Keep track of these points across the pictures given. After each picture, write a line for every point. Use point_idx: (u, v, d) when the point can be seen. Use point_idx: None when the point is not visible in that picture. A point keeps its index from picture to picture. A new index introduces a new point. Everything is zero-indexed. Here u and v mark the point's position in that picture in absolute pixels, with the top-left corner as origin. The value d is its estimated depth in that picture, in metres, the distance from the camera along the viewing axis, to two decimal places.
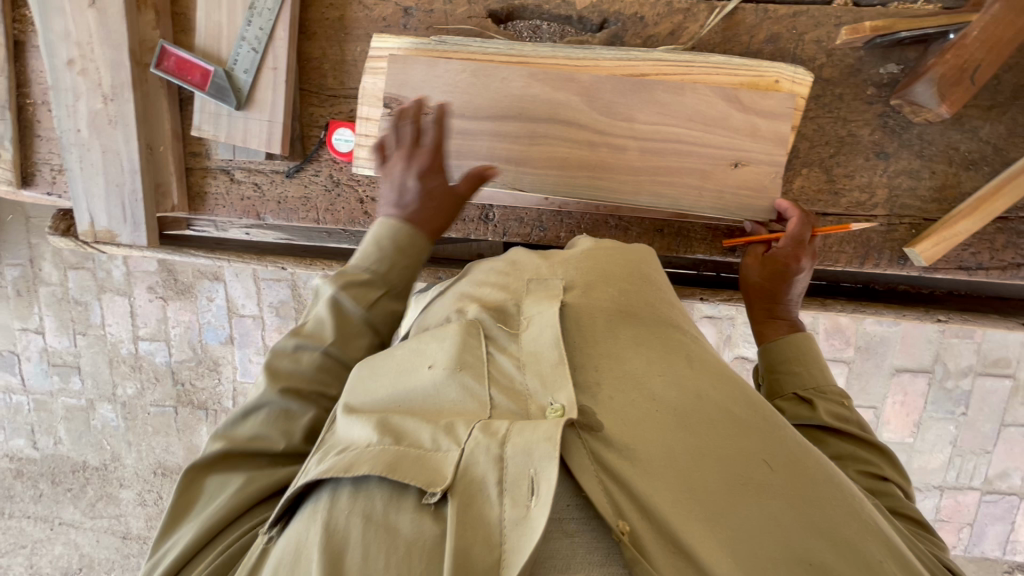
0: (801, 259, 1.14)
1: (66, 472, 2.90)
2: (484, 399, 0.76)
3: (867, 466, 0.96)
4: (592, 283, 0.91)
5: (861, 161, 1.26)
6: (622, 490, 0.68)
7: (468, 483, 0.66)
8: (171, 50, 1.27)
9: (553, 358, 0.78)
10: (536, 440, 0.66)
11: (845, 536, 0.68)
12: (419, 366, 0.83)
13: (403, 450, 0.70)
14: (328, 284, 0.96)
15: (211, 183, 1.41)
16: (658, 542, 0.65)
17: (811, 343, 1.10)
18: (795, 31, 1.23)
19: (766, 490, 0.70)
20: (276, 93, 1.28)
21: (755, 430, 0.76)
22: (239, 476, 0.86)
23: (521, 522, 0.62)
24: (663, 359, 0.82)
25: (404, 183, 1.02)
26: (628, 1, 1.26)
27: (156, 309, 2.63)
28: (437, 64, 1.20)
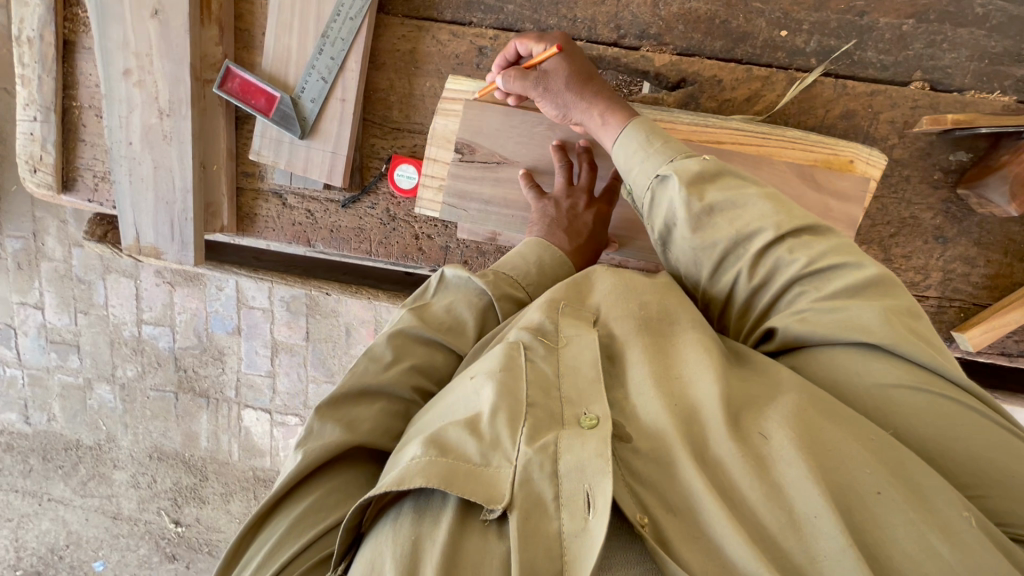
0: (547, 77, 1.06)
1: (59, 449, 2.85)
2: (521, 397, 0.78)
3: (755, 252, 0.87)
4: (614, 301, 0.90)
5: (919, 244, 1.28)
6: (650, 491, 0.73)
7: (526, 498, 0.69)
8: (236, 72, 1.24)
9: (592, 376, 0.80)
10: (586, 456, 0.70)
11: (849, 487, 0.69)
12: (463, 380, 0.85)
13: (453, 463, 0.72)
14: (474, 287, 0.98)
15: (262, 206, 1.38)
16: (679, 530, 0.69)
17: (638, 122, 1.00)
18: (871, 110, 1.23)
19: (763, 454, 0.73)
20: (342, 124, 1.25)
21: (756, 404, 0.78)
22: (307, 500, 0.82)
23: (580, 534, 0.66)
24: (676, 356, 0.84)
25: (577, 219, 1.10)
26: (707, 63, 1.25)
27: (162, 293, 2.53)
28: (514, 114, 1.18)
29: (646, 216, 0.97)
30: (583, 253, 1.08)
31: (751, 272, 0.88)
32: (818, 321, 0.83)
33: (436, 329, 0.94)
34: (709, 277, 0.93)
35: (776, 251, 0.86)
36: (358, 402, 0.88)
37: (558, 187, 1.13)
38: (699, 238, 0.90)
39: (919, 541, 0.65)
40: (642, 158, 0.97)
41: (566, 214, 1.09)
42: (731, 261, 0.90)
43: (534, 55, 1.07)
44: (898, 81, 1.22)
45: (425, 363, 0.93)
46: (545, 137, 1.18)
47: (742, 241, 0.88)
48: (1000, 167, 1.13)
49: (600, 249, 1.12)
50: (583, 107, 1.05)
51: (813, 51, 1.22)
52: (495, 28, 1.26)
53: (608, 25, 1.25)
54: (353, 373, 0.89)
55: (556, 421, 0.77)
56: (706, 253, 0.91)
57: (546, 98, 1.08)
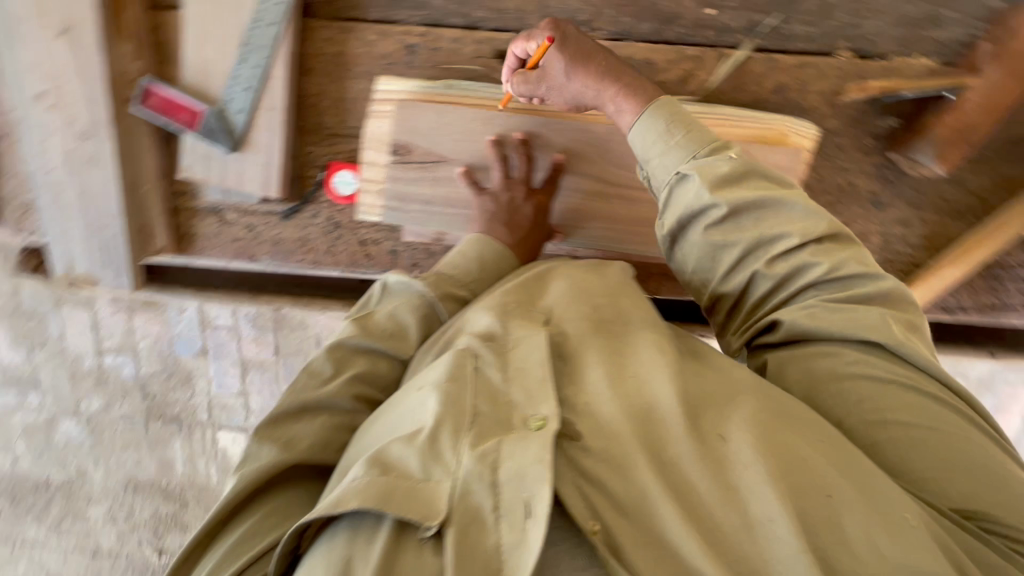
0: (548, 74, 1.04)
1: (28, 490, 2.74)
2: (465, 407, 0.77)
3: (777, 255, 0.90)
4: (567, 302, 0.93)
5: (857, 210, 1.31)
6: (599, 490, 0.73)
7: (464, 512, 0.69)
8: (156, 88, 1.19)
9: (539, 372, 0.80)
10: (528, 461, 0.70)
11: (804, 487, 0.71)
12: (412, 391, 0.83)
13: (393, 482, 0.70)
14: (417, 292, 0.96)
15: (200, 224, 1.33)
16: (631, 534, 0.70)
17: (657, 107, 0.97)
18: (801, 82, 1.25)
19: (721, 458, 0.74)
20: (273, 135, 1.21)
21: (716, 405, 0.79)
22: (247, 522, 0.80)
23: (519, 546, 0.65)
24: (632, 358, 0.85)
25: (517, 212, 1.09)
26: (639, 46, 1.24)
27: (120, 321, 2.40)
28: (448, 111, 1.16)
29: (663, 214, 0.97)
30: (525, 245, 1.08)
31: (768, 273, 0.90)
32: (828, 317, 0.86)
33: (377, 337, 0.93)
34: (721, 277, 0.95)
35: (803, 254, 0.89)
36: (299, 419, 0.87)
37: (495, 176, 1.12)
38: (719, 237, 0.92)
39: (869, 539, 0.67)
40: (661, 150, 0.96)
41: (505, 208, 1.09)
42: (749, 261, 0.92)
43: (532, 55, 1.06)
44: (825, 51, 1.24)
45: (367, 372, 0.92)
46: (482, 132, 1.16)
47: (765, 243, 0.90)
48: (937, 127, 1.16)
49: (544, 240, 1.12)
50: (593, 94, 1.03)
51: (741, 27, 1.23)
52: (423, 24, 1.24)
53: (537, 13, 1.24)
54: (291, 391, 0.88)
55: (504, 426, 0.76)
56: (725, 252, 0.93)
57: (557, 94, 1.06)
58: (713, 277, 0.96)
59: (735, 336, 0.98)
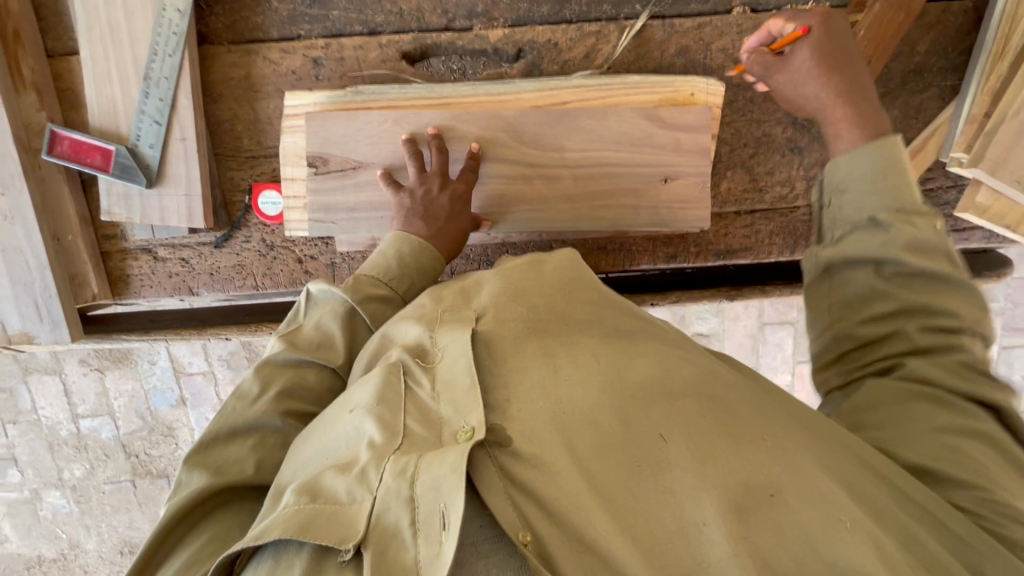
0: (794, 59, 1.11)
1: (21, 570, 2.66)
2: (398, 427, 0.75)
3: (940, 322, 0.88)
4: (502, 304, 0.89)
5: (778, 158, 1.33)
6: (534, 504, 0.69)
7: (381, 531, 0.66)
8: (63, 134, 1.19)
9: (467, 382, 0.77)
10: (444, 471, 0.66)
11: (741, 486, 0.70)
12: (342, 412, 0.81)
13: (317, 507, 0.69)
14: (341, 302, 0.96)
15: (132, 265, 1.32)
16: (563, 542, 0.67)
17: (880, 146, 0.98)
18: (702, 42, 1.27)
19: (660, 459, 0.71)
20: (189, 165, 1.21)
21: (655, 404, 0.76)
22: (182, 554, 0.78)
23: (434, 561, 0.63)
24: (564, 358, 0.82)
25: (436, 204, 1.09)
26: (540, 29, 1.26)
27: (92, 382, 2.36)
28: (357, 117, 1.17)
29: (828, 242, 0.99)
30: (446, 236, 1.08)
31: (925, 337, 0.88)
32: (956, 379, 0.85)
33: (305, 350, 0.93)
34: (858, 326, 0.93)
35: (963, 335, 0.87)
36: (233, 439, 0.86)
37: (415, 186, 1.10)
38: (884, 285, 0.91)
39: (806, 538, 0.67)
40: (873, 188, 0.96)
41: (421, 201, 1.09)
42: (900, 317, 0.90)
43: (785, 31, 1.13)
44: (720, 10, 1.27)
45: (294, 384, 0.90)
46: (393, 133, 1.17)
47: (926, 307, 0.88)
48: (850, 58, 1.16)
49: (466, 230, 1.12)
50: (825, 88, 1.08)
51: None
52: (325, 36, 1.25)
53: (435, 11, 1.25)
54: (221, 414, 0.87)
55: (436, 443, 0.74)
56: (880, 302, 0.92)
57: (790, 74, 1.12)
58: (847, 314, 0.95)
59: (840, 374, 0.96)
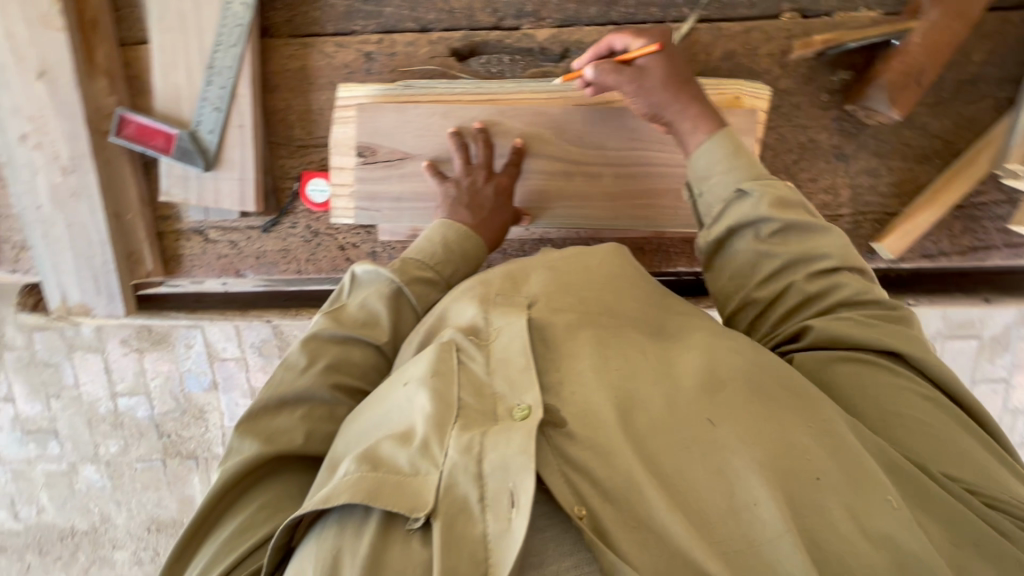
0: (643, 74, 1.05)
1: (54, 540, 2.76)
2: (452, 400, 0.77)
3: (815, 270, 0.97)
4: (551, 294, 0.93)
5: (822, 164, 1.31)
6: (586, 480, 0.71)
7: (450, 504, 0.69)
8: (131, 117, 1.25)
9: (522, 362, 0.80)
10: (511, 451, 0.69)
11: (788, 469, 0.73)
12: (397, 385, 0.84)
13: (381, 476, 0.72)
14: (387, 282, 0.99)
15: (185, 245, 1.38)
16: (618, 518, 0.69)
17: (727, 133, 1.03)
18: (749, 47, 1.27)
19: (710, 441, 0.74)
20: (244, 150, 1.26)
21: (701, 391, 0.80)
22: (240, 515, 0.82)
23: (503, 535, 0.66)
24: (615, 350, 0.85)
25: (481, 193, 1.13)
26: (586, 30, 1.28)
27: (132, 362, 2.41)
28: (407, 109, 1.20)
29: (709, 223, 1.03)
30: (488, 227, 1.11)
31: (811, 283, 0.96)
32: (850, 328, 0.92)
33: (350, 327, 0.96)
34: (757, 286, 1.00)
35: (838, 274, 0.96)
36: (286, 409, 0.89)
37: (460, 173, 1.14)
38: (762, 247, 0.99)
39: (852, 520, 0.70)
40: (723, 170, 1.02)
41: (466, 192, 1.12)
42: (788, 273, 0.98)
43: (631, 50, 1.06)
44: (769, 15, 1.27)
45: (340, 360, 0.93)
46: (441, 126, 1.20)
47: (810, 257, 0.97)
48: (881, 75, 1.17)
49: (507, 221, 1.14)
50: (677, 108, 1.05)
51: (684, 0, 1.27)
52: (378, 32, 1.29)
53: (485, 10, 1.28)
54: (269, 385, 0.89)
55: (490, 418, 0.76)
56: (768, 262, 0.99)
57: (637, 91, 1.05)
58: (750, 284, 1.01)
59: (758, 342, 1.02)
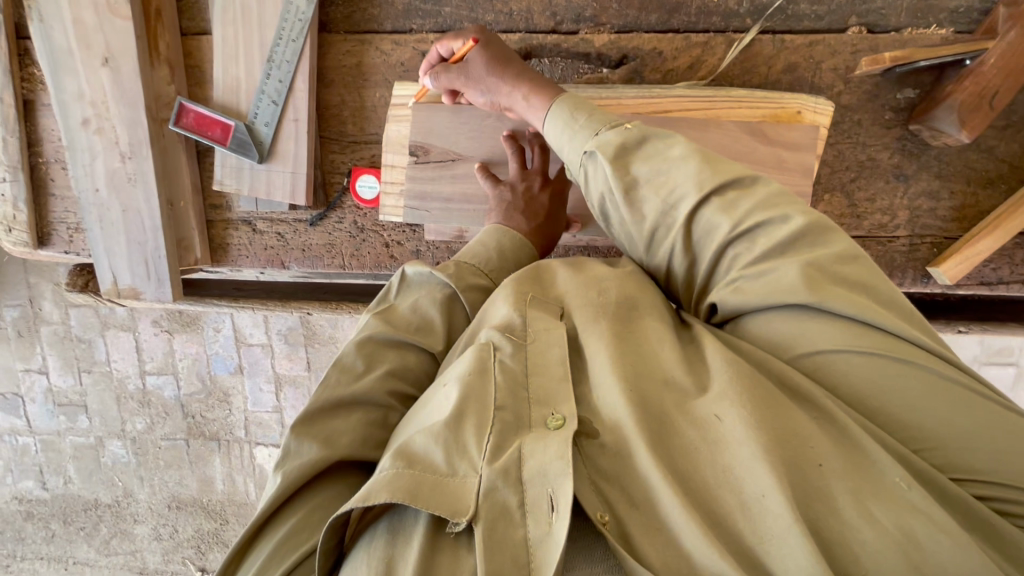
0: (469, 67, 1.07)
1: (78, 511, 2.83)
2: (489, 402, 0.78)
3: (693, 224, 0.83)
4: (580, 290, 0.89)
5: (881, 184, 1.28)
6: (614, 487, 0.72)
7: (492, 508, 0.69)
8: (190, 106, 1.27)
9: (559, 373, 0.80)
10: (549, 458, 0.70)
11: (796, 460, 0.68)
12: (437, 386, 0.84)
13: (419, 474, 0.72)
14: (436, 283, 0.99)
15: (233, 235, 1.40)
16: (642, 524, 0.69)
17: (560, 99, 0.97)
18: (812, 60, 1.25)
19: (716, 438, 0.71)
20: (298, 144, 1.27)
21: (710, 383, 0.76)
22: (295, 518, 0.81)
23: (545, 539, 0.67)
24: (646, 350, 0.82)
25: (534, 199, 1.12)
26: (646, 37, 1.27)
27: (161, 342, 2.50)
28: (462, 111, 1.20)
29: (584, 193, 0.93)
30: (544, 233, 1.10)
31: (686, 243, 0.84)
32: (751, 291, 0.79)
33: (404, 330, 0.95)
34: (646, 252, 0.90)
35: (705, 212, 0.81)
36: (337, 412, 0.88)
37: (512, 173, 1.14)
38: (627, 211, 0.87)
39: (862, 510, 0.65)
40: (570, 137, 0.93)
41: (522, 197, 1.12)
42: (664, 234, 0.86)
43: (456, 51, 1.09)
44: (834, 28, 1.24)
45: (398, 367, 0.93)
46: (495, 128, 1.19)
47: (669, 210, 0.84)
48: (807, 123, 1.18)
49: (561, 228, 1.14)
50: (507, 90, 1.05)
51: (747, 11, 1.24)
52: (435, 32, 1.29)
53: (543, 13, 1.28)
54: (325, 386, 0.88)
55: (521, 424, 0.76)
56: (639, 227, 0.87)
57: (469, 86, 1.08)
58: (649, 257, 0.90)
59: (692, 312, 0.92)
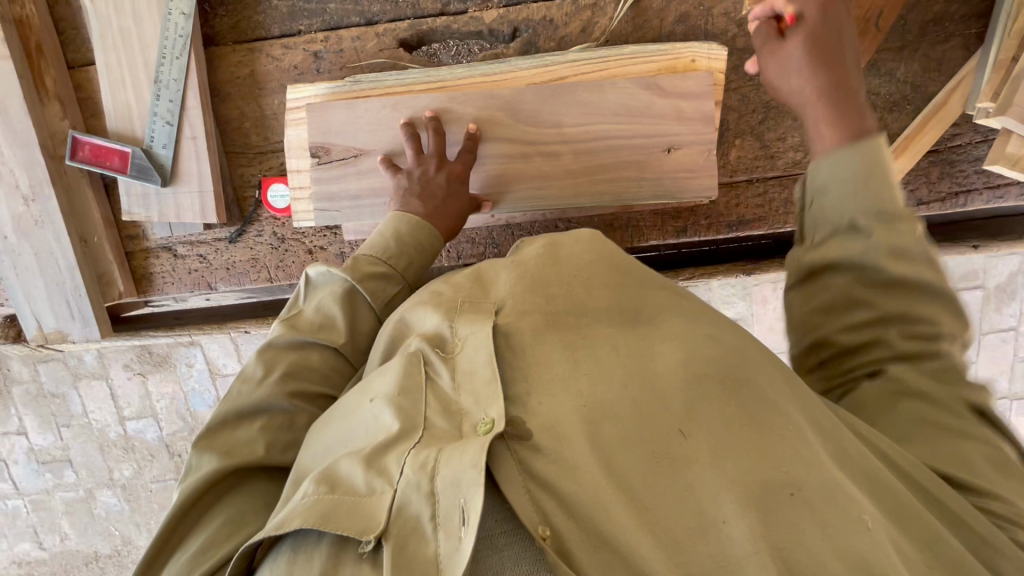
0: (780, 53, 0.93)
1: (79, 566, 2.66)
2: (416, 420, 0.71)
3: (921, 328, 0.79)
4: (521, 294, 0.81)
5: (789, 122, 1.28)
6: (552, 496, 0.63)
7: (402, 523, 0.62)
8: (83, 139, 1.24)
9: (488, 374, 0.71)
10: (464, 466, 0.61)
11: (765, 483, 0.63)
12: (361, 401, 0.78)
13: (338, 498, 0.67)
14: (335, 280, 0.98)
15: (155, 263, 1.38)
16: (580, 538, 0.60)
17: (853, 149, 0.82)
18: (703, 7, 1.24)
19: (685, 454, 0.65)
20: (200, 162, 1.25)
21: (677, 393, 0.69)
22: (200, 533, 0.81)
23: (454, 555, 0.58)
24: (587, 350, 0.75)
25: (432, 182, 1.11)
26: (535, 7, 1.25)
27: (136, 386, 2.36)
28: (355, 105, 1.18)
29: (810, 242, 0.86)
30: (450, 219, 1.10)
31: (908, 341, 0.79)
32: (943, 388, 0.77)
33: (306, 331, 0.95)
34: (840, 330, 0.82)
35: (946, 342, 0.79)
36: (244, 422, 0.89)
37: (411, 170, 1.12)
38: (862, 291, 0.81)
39: (829, 543, 0.59)
40: (843, 194, 0.82)
41: (418, 181, 1.10)
42: (881, 325, 0.80)
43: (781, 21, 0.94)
44: None
45: (297, 366, 0.93)
46: (391, 119, 1.18)
47: (913, 319, 0.79)
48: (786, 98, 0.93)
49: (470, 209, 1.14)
50: (795, 89, 0.91)
51: None
52: (324, 30, 1.27)
53: None
54: (228, 398, 0.90)
55: (456, 437, 0.69)
56: (859, 309, 0.81)
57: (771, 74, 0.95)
58: (825, 319, 0.84)
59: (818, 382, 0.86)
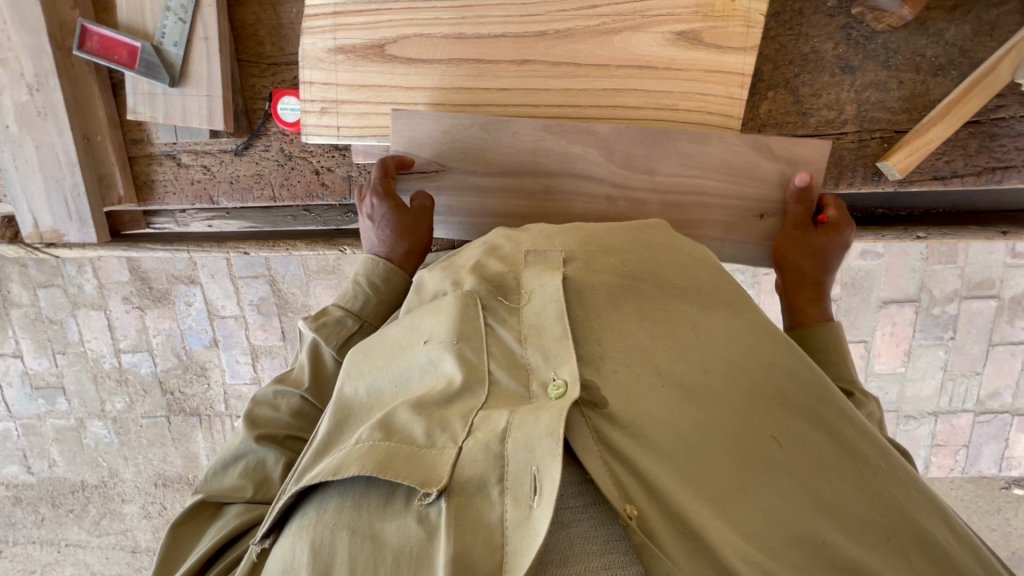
0: (791, 240, 1.07)
1: (66, 493, 2.49)
2: (481, 372, 0.68)
3: None
4: (592, 254, 0.77)
5: (826, 78, 1.22)
6: (630, 470, 0.59)
7: (463, 486, 0.59)
8: (93, 29, 1.20)
9: (558, 330, 0.68)
10: (538, 433, 0.57)
11: (851, 509, 0.62)
12: (414, 343, 0.74)
13: (395, 447, 0.62)
14: (304, 329, 0.98)
15: (157, 170, 1.35)
16: (668, 525, 0.56)
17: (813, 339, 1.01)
18: None
19: (776, 460, 0.63)
20: (210, 65, 1.21)
21: (766, 400, 0.67)
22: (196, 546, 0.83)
23: (524, 523, 0.54)
24: (665, 329, 0.71)
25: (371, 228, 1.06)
26: None
27: (134, 319, 2.23)
28: (446, 117, 1.10)
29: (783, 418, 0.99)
30: (396, 243, 1.05)
31: None
32: None
33: (280, 382, 0.96)
34: None
35: None
36: (227, 470, 0.89)
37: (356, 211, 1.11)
38: None
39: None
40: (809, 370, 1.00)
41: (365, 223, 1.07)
42: None
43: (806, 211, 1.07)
44: None
45: (268, 414, 0.92)
46: (480, 138, 1.10)
47: None
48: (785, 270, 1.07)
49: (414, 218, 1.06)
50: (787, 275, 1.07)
51: None
52: None
53: None
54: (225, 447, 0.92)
55: (525, 395, 0.66)
56: None
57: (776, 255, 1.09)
58: None
59: None
